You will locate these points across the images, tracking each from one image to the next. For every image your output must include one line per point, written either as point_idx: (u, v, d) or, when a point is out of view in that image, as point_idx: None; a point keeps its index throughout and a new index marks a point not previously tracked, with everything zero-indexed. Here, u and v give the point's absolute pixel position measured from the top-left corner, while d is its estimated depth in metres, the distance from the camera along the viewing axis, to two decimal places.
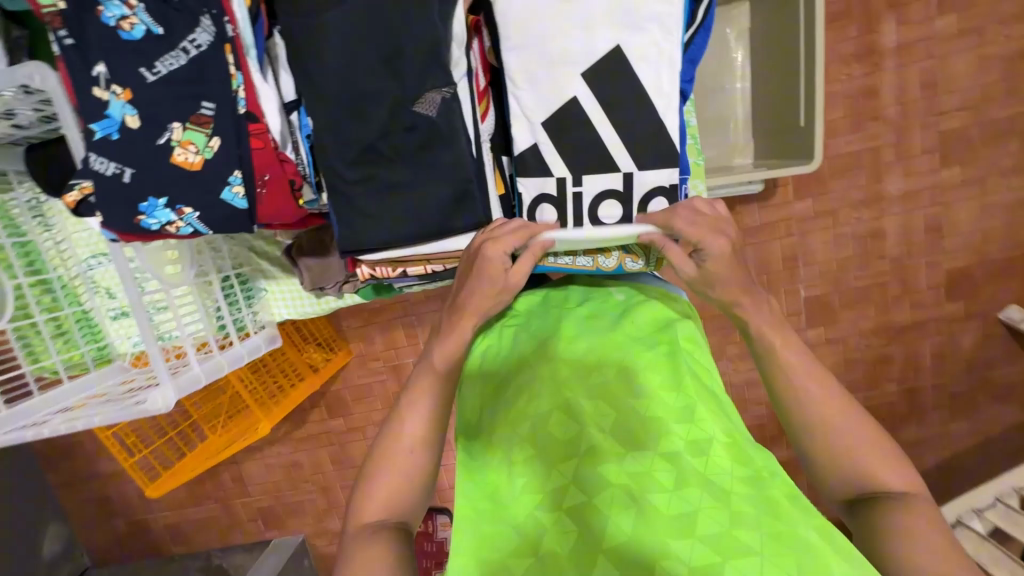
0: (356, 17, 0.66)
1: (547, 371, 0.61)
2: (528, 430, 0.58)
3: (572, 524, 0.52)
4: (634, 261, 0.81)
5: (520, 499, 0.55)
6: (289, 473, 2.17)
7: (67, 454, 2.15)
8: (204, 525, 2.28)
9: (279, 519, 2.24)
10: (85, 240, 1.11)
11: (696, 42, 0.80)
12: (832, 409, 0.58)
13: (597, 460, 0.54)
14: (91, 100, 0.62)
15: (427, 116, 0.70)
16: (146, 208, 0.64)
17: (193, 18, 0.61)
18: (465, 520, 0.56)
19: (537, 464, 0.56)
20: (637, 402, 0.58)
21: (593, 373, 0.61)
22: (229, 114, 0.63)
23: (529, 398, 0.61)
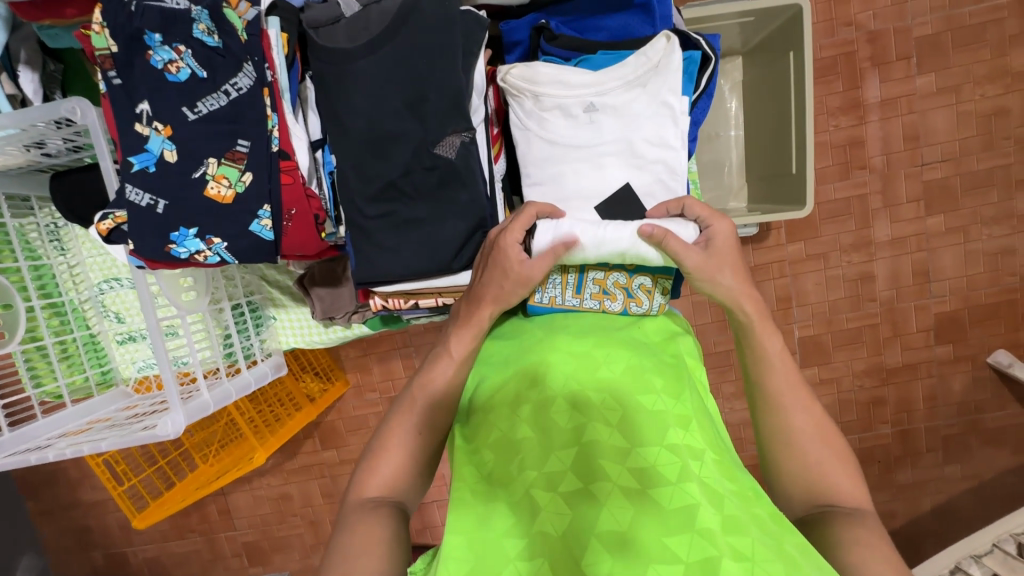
0: (385, 67, 0.71)
1: (550, 364, 0.70)
2: (531, 414, 0.67)
3: (568, 505, 0.60)
4: (639, 306, 0.83)
5: (520, 477, 0.63)
6: (277, 506, 2.12)
7: (49, 481, 2.10)
8: (186, 560, 2.20)
9: (263, 554, 2.18)
10: (99, 264, 1.12)
11: (699, 105, 0.85)
12: (811, 430, 0.64)
13: (596, 448, 0.62)
14: (132, 135, 0.66)
15: (447, 157, 0.74)
16: (177, 237, 0.67)
17: (236, 63, 0.65)
18: (466, 493, 0.65)
19: (539, 449, 0.64)
20: (643, 405, 0.66)
21: (596, 368, 0.69)
22: (262, 151, 0.67)
23: (531, 385, 0.69)
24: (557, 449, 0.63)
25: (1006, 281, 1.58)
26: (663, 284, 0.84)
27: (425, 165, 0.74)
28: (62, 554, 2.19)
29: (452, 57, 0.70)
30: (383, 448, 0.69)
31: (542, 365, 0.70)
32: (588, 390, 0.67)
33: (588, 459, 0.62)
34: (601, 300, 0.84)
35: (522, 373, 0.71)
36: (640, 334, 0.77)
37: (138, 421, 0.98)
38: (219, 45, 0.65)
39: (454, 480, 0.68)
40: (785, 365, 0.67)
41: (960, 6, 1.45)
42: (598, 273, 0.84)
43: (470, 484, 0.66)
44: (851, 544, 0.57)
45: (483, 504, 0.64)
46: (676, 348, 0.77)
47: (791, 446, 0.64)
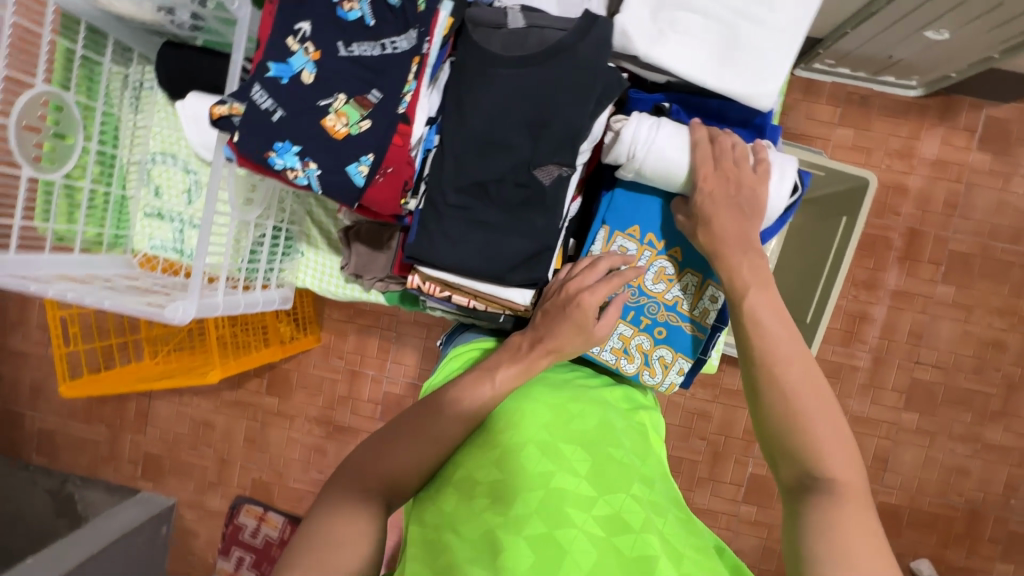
0: (524, 83, 0.76)
1: (526, 414, 0.75)
2: (498, 458, 0.70)
3: (531, 543, 0.61)
4: (651, 376, 0.87)
5: (482, 514, 0.65)
6: (193, 431, 2.06)
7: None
8: (82, 447, 2.12)
9: (158, 472, 2.09)
10: (162, 135, 1.13)
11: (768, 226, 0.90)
12: (797, 385, 0.66)
13: (564, 495, 0.65)
14: (283, 46, 0.69)
15: (541, 181, 0.79)
16: (279, 148, 0.69)
17: (404, 26, 0.69)
18: (427, 528, 0.67)
19: (506, 488, 0.66)
20: (609, 460, 0.72)
21: (568, 428, 0.75)
22: (389, 109, 0.70)
23: (504, 430, 0.73)
24: (524, 488, 0.66)
25: (952, 497, 1.65)
26: (681, 365, 0.87)
27: (520, 181, 0.79)
28: None
29: (587, 102, 0.75)
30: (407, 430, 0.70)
31: (516, 412, 0.75)
32: (558, 442, 0.72)
33: (555, 503, 0.65)
34: (619, 357, 0.88)
35: (497, 420, 0.75)
36: (613, 403, 0.84)
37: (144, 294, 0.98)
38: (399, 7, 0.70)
39: (412, 522, 0.69)
40: (775, 326, 0.70)
41: (995, 239, 1.58)
42: (625, 331, 0.87)
43: (430, 522, 0.67)
44: (833, 542, 0.56)
45: (446, 537, 0.65)
46: (641, 425, 0.83)
47: (782, 407, 0.66)
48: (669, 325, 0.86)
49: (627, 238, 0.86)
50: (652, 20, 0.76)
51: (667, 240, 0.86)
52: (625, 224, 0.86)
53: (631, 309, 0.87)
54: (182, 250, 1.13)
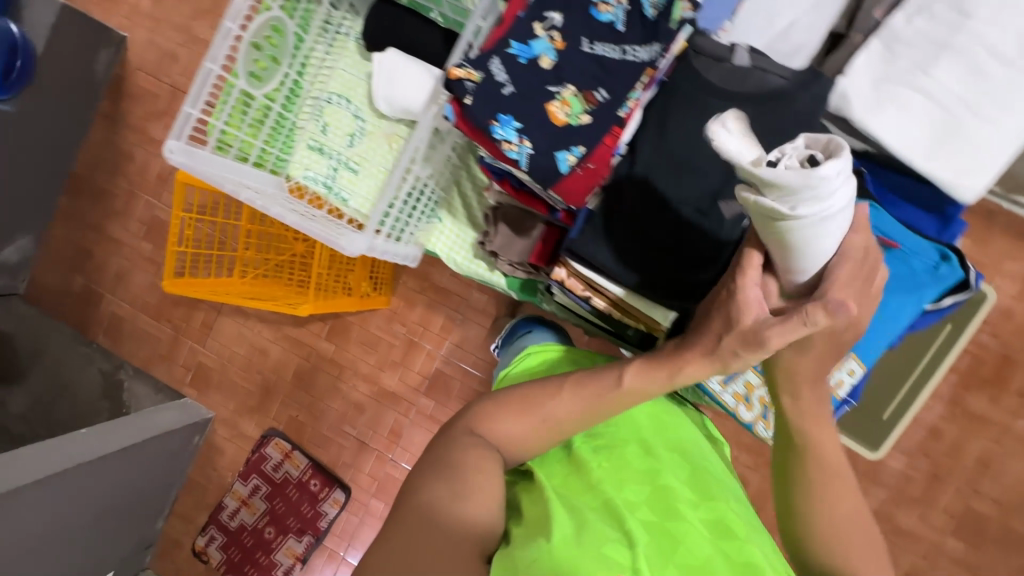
0: (733, 117, 0.78)
1: (630, 421, 0.88)
2: (603, 450, 0.83)
3: (648, 525, 0.74)
4: (765, 428, 0.88)
5: (601, 489, 0.77)
6: (250, 354, 2.14)
7: (108, 201, 2.19)
8: (146, 340, 2.22)
9: (206, 380, 2.18)
10: (343, 78, 1.19)
11: (926, 316, 0.87)
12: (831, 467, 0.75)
13: (672, 493, 0.78)
14: (530, 29, 0.74)
15: (721, 212, 0.80)
16: (504, 120, 0.73)
17: (649, 37, 0.72)
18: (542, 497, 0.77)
19: (620, 476, 0.80)
20: (699, 471, 0.85)
21: (663, 442, 0.87)
22: (611, 110, 0.73)
23: (611, 427, 0.86)
24: (635, 479, 0.80)
25: None
26: None
27: (701, 208, 0.81)
28: (61, 261, 2.26)
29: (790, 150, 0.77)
30: (504, 415, 0.78)
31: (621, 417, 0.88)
32: (659, 451, 0.85)
33: (666, 500, 0.77)
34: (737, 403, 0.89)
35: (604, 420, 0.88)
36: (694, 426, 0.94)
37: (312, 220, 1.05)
38: (649, 20, 0.71)
39: (513, 498, 0.79)
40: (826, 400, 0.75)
41: None
42: (753, 379, 0.88)
43: (548, 489, 0.78)
44: None
45: (566, 502, 0.75)
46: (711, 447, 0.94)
47: (818, 518, 0.74)
48: (799, 383, 0.86)
49: None
50: (871, 90, 0.79)
51: None
52: None
53: None
54: (332, 187, 1.19)
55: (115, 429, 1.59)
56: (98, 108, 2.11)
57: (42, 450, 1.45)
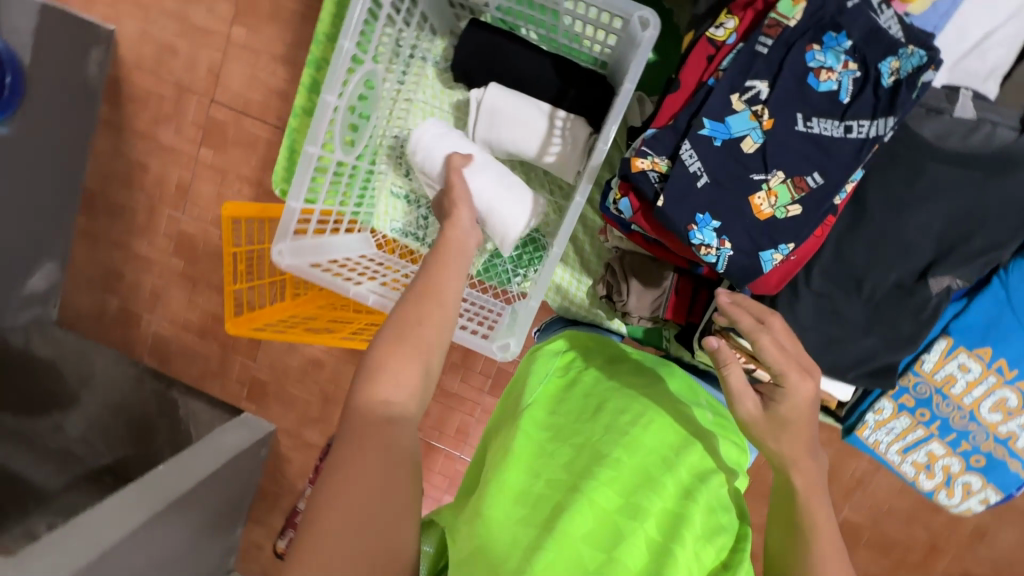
0: (954, 183, 0.67)
1: (646, 415, 0.67)
2: (615, 443, 0.63)
3: (627, 555, 0.53)
4: (947, 496, 0.85)
5: (590, 488, 0.56)
6: (300, 367, 1.44)
7: (120, 179, 1.41)
8: (190, 361, 1.48)
9: (262, 394, 1.48)
10: (425, 112, 1.03)
11: None
12: (819, 517, 0.60)
13: (677, 510, 0.58)
14: (728, 103, 0.61)
15: (927, 289, 0.72)
16: (702, 222, 0.62)
17: (884, 110, 0.59)
18: (508, 493, 0.57)
19: (622, 470, 0.59)
20: (715, 486, 0.63)
21: (686, 451, 0.65)
22: (829, 198, 0.61)
23: (626, 419, 0.66)
24: (640, 489, 0.58)
25: None
26: (990, 496, 0.82)
27: (906, 285, 0.72)
28: (80, 278, 1.50)
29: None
30: (381, 371, 0.58)
31: (642, 411, 0.68)
32: (681, 472, 0.62)
33: (672, 522, 0.56)
34: (917, 469, 0.85)
35: (621, 405, 0.68)
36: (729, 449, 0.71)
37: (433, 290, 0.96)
38: (886, 89, 0.59)
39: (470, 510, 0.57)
40: (800, 433, 0.63)
41: None
42: (937, 449, 0.83)
43: (520, 494, 0.57)
44: None
45: (549, 514, 0.54)
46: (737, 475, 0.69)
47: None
48: (992, 455, 0.80)
49: (972, 356, 0.78)
50: None
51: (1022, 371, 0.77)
52: (976, 342, 0.77)
53: (952, 431, 0.81)
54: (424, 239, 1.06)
55: (191, 461, 1.24)
56: (101, 103, 1.37)
57: (132, 499, 1.14)
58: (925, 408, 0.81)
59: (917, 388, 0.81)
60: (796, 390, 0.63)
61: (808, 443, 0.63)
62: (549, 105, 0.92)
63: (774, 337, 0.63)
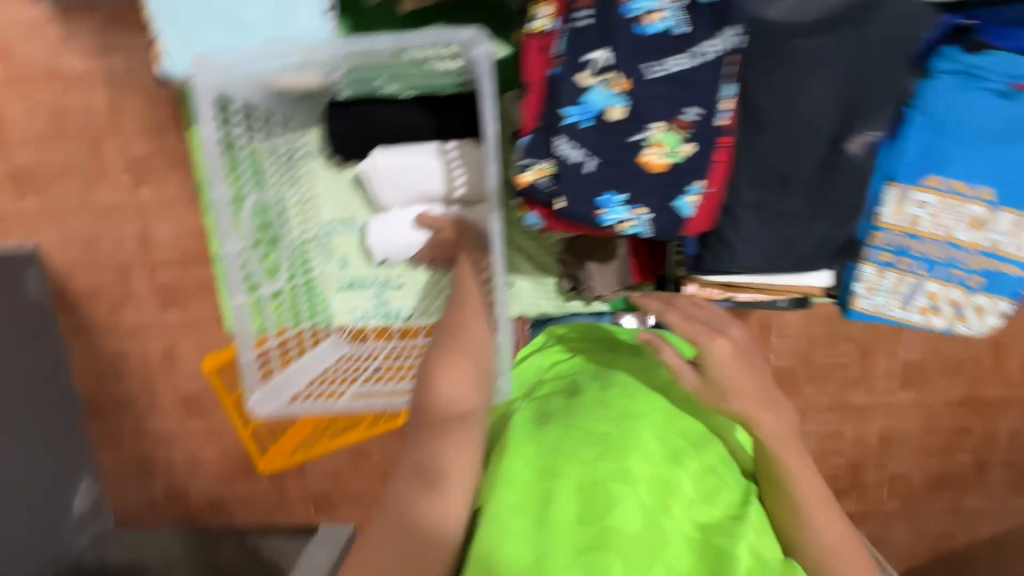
0: (827, 46, 0.65)
1: (634, 392, 0.67)
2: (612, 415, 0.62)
3: (624, 520, 0.53)
4: (966, 326, 0.82)
5: (590, 464, 0.57)
6: (350, 462, 1.43)
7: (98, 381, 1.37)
8: (252, 506, 1.46)
9: (328, 502, 1.45)
10: (332, 201, 1.04)
11: None
12: (792, 454, 0.63)
13: (670, 481, 0.57)
14: (577, 85, 0.60)
15: (851, 154, 0.71)
16: (609, 203, 0.62)
17: (721, 24, 0.58)
18: (516, 486, 0.58)
19: (623, 434, 0.60)
20: (702, 451, 0.63)
21: (678, 418, 0.66)
22: (712, 125, 0.62)
23: (611, 396, 0.65)
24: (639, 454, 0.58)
25: None
26: (1005, 307, 0.80)
27: (828, 159, 0.71)
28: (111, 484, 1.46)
29: (910, 52, 0.66)
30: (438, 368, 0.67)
31: (629, 389, 0.68)
32: (671, 438, 0.62)
33: (663, 490, 0.56)
34: (925, 314, 0.83)
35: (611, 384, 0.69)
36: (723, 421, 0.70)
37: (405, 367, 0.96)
38: (709, 6, 0.59)
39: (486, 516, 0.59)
40: (746, 379, 0.66)
41: None
42: (933, 287, 0.81)
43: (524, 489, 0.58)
44: None
45: (551, 501, 0.55)
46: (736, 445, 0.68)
47: (807, 535, 0.61)
48: (987, 270, 0.79)
49: (925, 190, 0.78)
50: None
51: (974, 181, 0.76)
52: (921, 175, 0.77)
53: (938, 265, 0.80)
54: (388, 312, 1.08)
55: None
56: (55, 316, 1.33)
57: None
58: (903, 256, 0.81)
59: (888, 241, 0.81)
60: (712, 351, 0.67)
61: (765, 398, 0.66)
62: (433, 141, 0.92)
63: (680, 311, 0.73)
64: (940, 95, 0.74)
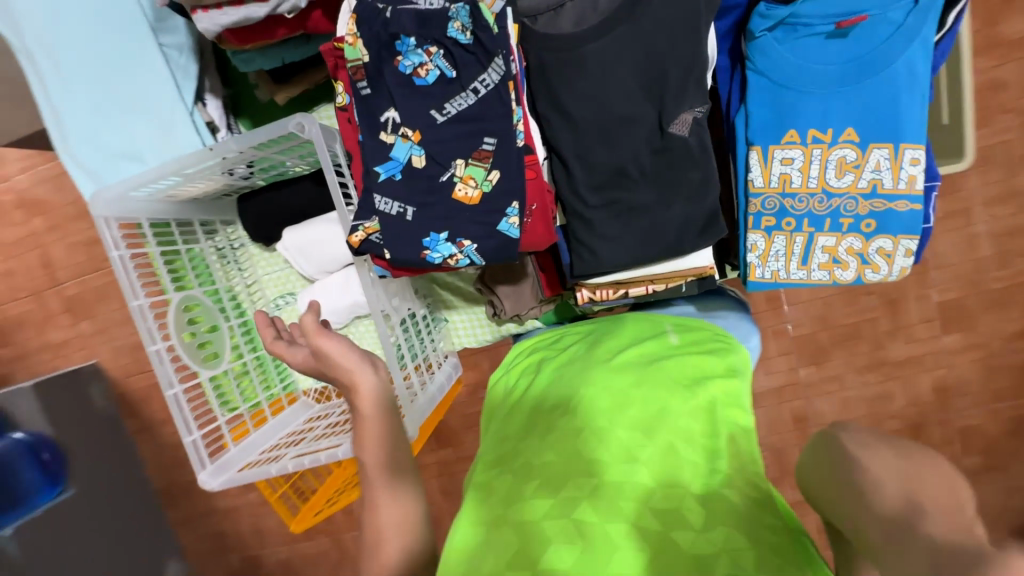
0: (614, 46, 0.67)
1: (597, 381, 0.61)
2: (560, 418, 0.58)
3: (561, 559, 0.45)
4: (875, 272, 0.78)
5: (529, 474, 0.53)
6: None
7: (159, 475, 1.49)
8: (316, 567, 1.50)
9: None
10: (274, 280, 1.13)
11: (941, 47, 0.72)
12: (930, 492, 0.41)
13: (625, 471, 0.50)
14: (378, 143, 0.66)
15: (680, 136, 0.70)
16: (431, 243, 0.66)
17: (487, 59, 0.61)
18: (457, 555, 0.50)
19: (566, 436, 0.55)
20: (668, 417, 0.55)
21: (647, 395, 0.58)
22: (511, 149, 0.64)
23: (563, 404, 0.60)
24: (587, 452, 0.53)
25: None
26: (909, 246, 0.75)
27: (659, 146, 0.71)
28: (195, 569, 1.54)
29: (696, 31, 0.65)
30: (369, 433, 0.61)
31: (586, 378, 0.62)
32: (630, 417, 0.55)
33: (620, 482, 0.50)
34: (829, 269, 0.80)
35: (569, 380, 0.64)
36: (710, 368, 0.63)
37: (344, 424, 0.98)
38: (471, 44, 0.61)
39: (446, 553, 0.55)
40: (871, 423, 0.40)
41: None
42: (827, 241, 0.77)
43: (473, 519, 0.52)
44: None
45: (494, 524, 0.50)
46: (737, 394, 0.61)
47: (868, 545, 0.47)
48: (874, 213, 0.75)
49: (786, 146, 0.75)
50: None
51: (832, 127, 0.73)
52: (777, 133, 0.75)
53: (824, 217, 0.77)
54: None
55: None
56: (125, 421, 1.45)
57: None
58: (785, 216, 0.77)
59: (766, 205, 0.78)
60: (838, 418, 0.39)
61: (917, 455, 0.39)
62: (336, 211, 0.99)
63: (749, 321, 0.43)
64: (769, 56, 0.73)
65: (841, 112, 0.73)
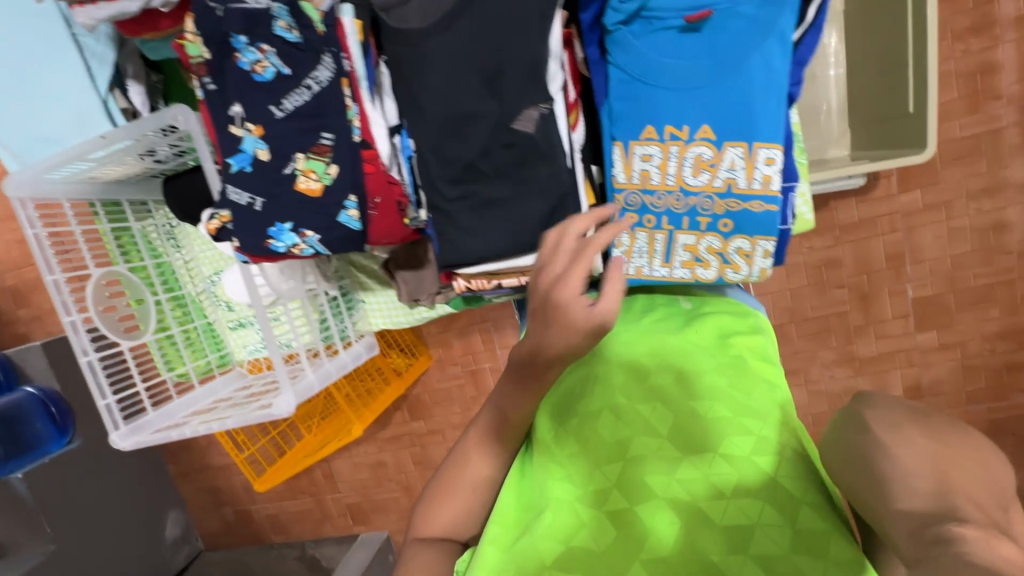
0: (453, 42, 0.68)
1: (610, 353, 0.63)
2: (567, 398, 0.60)
3: (594, 539, 0.48)
4: (736, 272, 0.76)
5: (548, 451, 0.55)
6: (372, 476, 1.49)
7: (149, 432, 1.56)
8: (299, 521, 1.57)
9: (362, 514, 1.53)
10: (208, 257, 1.18)
11: (806, 42, 0.70)
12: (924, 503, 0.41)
13: (639, 445, 0.53)
14: (229, 137, 0.72)
15: (525, 133, 0.71)
16: (275, 233, 0.73)
17: (315, 56, 0.70)
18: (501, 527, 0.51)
19: (579, 415, 0.57)
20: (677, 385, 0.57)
21: (667, 360, 0.60)
22: (345, 144, 0.72)
23: (573, 383, 0.61)
24: (604, 427, 0.55)
25: None
26: (766, 247, 0.74)
27: (507, 141, 0.71)
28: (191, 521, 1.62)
29: (526, 28, 0.67)
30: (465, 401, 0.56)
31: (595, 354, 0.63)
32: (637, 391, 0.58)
33: (640, 452, 0.52)
34: (693, 267, 0.77)
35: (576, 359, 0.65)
36: (720, 329, 0.66)
37: (255, 399, 1.03)
38: (298, 42, 0.70)
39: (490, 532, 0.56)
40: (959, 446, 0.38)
41: None
42: (687, 239, 0.76)
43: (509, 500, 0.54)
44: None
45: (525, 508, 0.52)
46: (762, 351, 0.64)
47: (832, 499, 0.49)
48: (730, 212, 0.74)
49: (645, 142, 0.74)
50: None
51: (689, 124, 0.72)
52: (636, 129, 0.74)
53: (682, 215, 0.76)
54: None
55: None
56: None
57: None
58: (646, 213, 0.78)
59: (629, 201, 0.78)
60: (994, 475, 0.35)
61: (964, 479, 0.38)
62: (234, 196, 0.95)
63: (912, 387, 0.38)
64: (625, 52, 0.72)
65: (698, 108, 0.71)
